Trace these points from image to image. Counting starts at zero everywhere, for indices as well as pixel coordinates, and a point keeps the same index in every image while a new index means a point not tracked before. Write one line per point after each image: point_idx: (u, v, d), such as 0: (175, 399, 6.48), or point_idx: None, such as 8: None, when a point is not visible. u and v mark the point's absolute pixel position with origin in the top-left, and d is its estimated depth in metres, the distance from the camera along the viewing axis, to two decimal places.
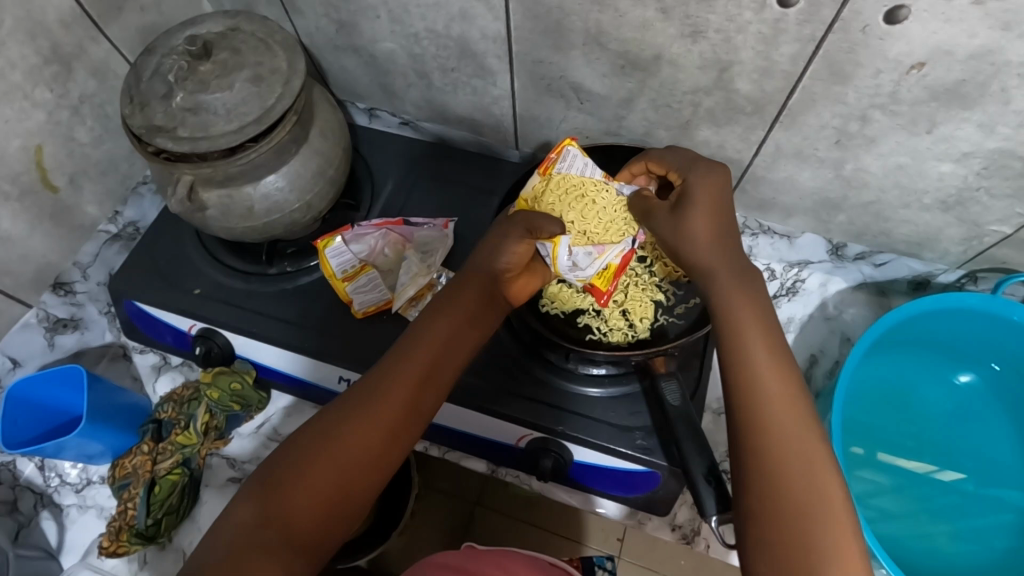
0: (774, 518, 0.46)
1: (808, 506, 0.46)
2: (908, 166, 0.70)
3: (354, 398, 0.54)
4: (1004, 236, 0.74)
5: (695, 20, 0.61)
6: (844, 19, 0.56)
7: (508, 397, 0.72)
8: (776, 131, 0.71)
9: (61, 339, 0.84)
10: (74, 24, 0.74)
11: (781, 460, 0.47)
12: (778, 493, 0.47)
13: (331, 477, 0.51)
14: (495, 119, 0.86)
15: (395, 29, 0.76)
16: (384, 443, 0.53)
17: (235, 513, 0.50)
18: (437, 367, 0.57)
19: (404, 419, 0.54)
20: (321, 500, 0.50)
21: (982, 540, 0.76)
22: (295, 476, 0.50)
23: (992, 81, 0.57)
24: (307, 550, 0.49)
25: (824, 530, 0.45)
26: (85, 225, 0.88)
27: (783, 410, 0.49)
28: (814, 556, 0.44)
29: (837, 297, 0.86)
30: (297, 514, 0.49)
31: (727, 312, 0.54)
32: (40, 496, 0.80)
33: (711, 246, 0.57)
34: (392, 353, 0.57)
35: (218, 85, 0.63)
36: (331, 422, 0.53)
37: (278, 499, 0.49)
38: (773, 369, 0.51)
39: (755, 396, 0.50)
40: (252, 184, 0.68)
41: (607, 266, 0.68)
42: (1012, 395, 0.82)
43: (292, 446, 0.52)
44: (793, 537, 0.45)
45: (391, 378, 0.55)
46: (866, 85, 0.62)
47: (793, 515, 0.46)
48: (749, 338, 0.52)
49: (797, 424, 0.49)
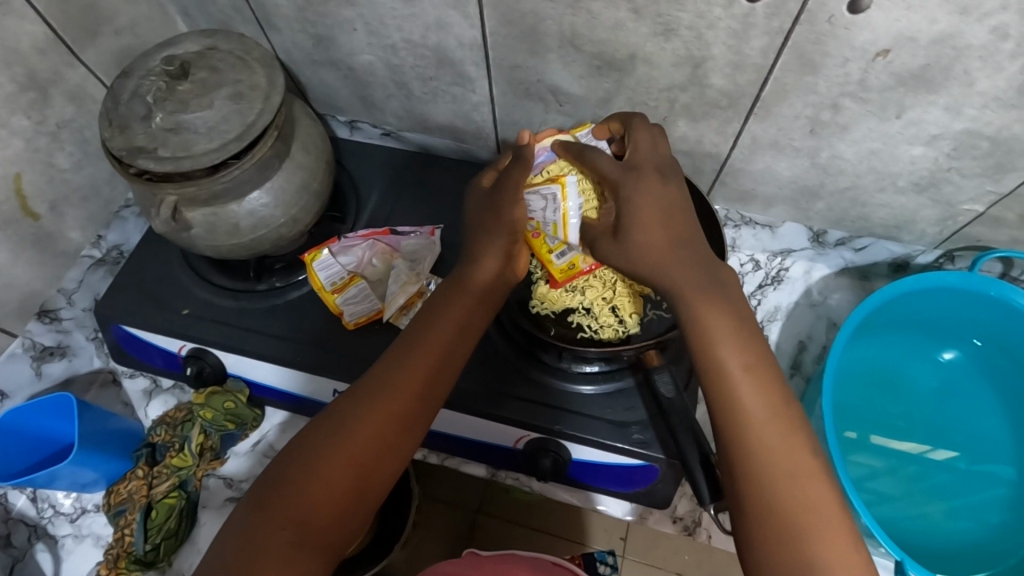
0: (761, 492, 0.48)
1: (793, 474, 0.48)
2: (881, 151, 0.71)
3: (364, 391, 0.55)
4: (977, 214, 0.76)
5: (667, 18, 0.62)
6: (810, 11, 0.58)
7: (504, 399, 0.72)
8: (752, 123, 0.72)
9: (49, 368, 0.84)
10: (49, 49, 0.74)
11: (759, 428, 0.49)
12: (750, 479, 0.49)
13: (345, 475, 0.51)
14: (475, 126, 0.86)
15: (372, 41, 0.77)
16: (397, 435, 0.54)
17: (250, 514, 0.50)
18: (445, 362, 0.58)
19: (413, 412, 0.55)
20: (336, 498, 0.51)
21: (975, 515, 0.77)
22: (310, 476, 0.50)
23: (955, 64, 0.59)
24: (322, 551, 0.49)
25: (801, 513, 0.47)
26: (69, 252, 0.87)
27: (752, 377, 0.51)
28: (795, 526, 0.46)
29: (821, 283, 0.87)
30: (312, 514, 0.50)
31: (657, 274, 0.56)
32: (33, 528, 0.79)
33: (663, 259, 0.56)
34: (397, 347, 0.58)
35: (199, 104, 0.64)
36: (339, 418, 0.53)
37: (289, 500, 0.50)
38: (735, 327, 0.53)
39: (720, 366, 0.51)
40: (236, 202, 0.68)
41: (571, 265, 0.70)
42: (997, 370, 0.84)
43: (304, 445, 0.52)
44: (772, 515, 0.47)
45: (395, 375, 0.55)
46: (835, 75, 0.64)
47: (781, 484, 0.48)
48: (700, 310, 0.53)
49: (770, 407, 0.50)
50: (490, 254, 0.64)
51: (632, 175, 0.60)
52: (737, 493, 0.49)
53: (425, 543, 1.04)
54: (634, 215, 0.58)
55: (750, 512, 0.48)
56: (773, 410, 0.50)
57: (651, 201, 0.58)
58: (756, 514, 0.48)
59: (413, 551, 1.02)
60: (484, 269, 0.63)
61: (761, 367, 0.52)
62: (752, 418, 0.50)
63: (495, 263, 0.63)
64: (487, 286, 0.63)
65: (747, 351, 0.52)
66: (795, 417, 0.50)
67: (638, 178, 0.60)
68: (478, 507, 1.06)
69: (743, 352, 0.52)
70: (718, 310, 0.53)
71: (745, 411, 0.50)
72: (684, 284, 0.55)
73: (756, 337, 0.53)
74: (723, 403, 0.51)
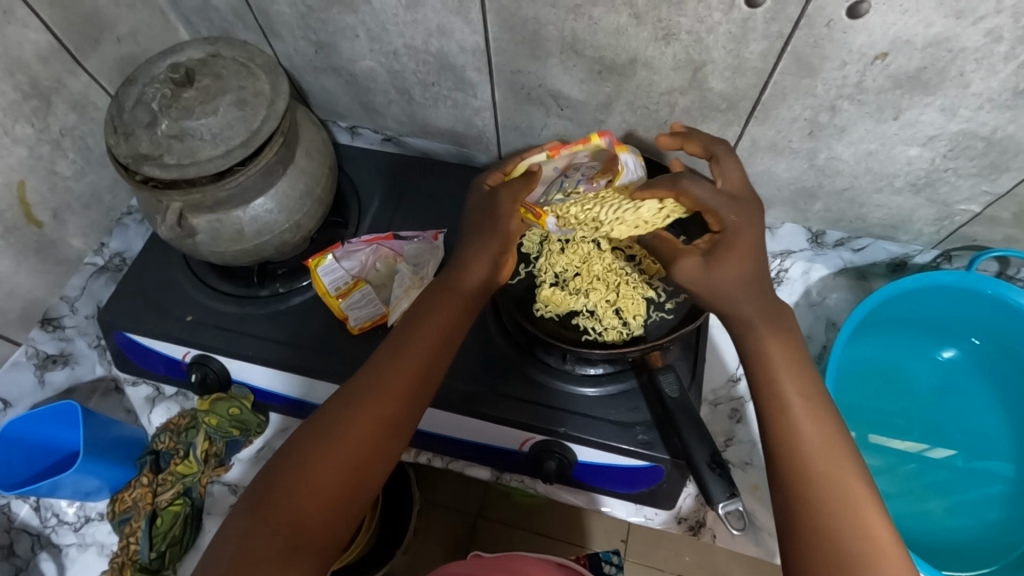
0: (815, 516, 0.48)
1: (847, 501, 0.48)
2: (878, 152, 0.72)
3: (354, 392, 0.55)
4: (973, 214, 0.77)
5: (667, 23, 0.63)
6: (809, 16, 0.59)
7: (499, 399, 0.72)
8: (751, 126, 0.73)
9: (51, 376, 0.83)
10: (52, 58, 0.74)
11: (812, 456, 0.50)
12: (806, 501, 0.49)
13: (338, 477, 0.52)
14: (476, 130, 0.87)
15: (375, 47, 0.77)
16: (386, 435, 0.54)
17: (245, 518, 0.50)
18: (435, 362, 0.58)
19: (402, 412, 0.55)
20: (328, 501, 0.51)
21: (974, 512, 0.78)
22: (301, 477, 0.51)
23: (951, 66, 0.61)
24: (315, 554, 0.50)
25: (856, 537, 0.47)
26: (71, 259, 0.87)
27: (805, 405, 0.52)
28: (849, 549, 0.46)
29: (820, 283, 0.87)
30: (304, 518, 0.50)
31: (726, 296, 0.55)
32: (36, 537, 0.79)
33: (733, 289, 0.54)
34: (386, 349, 0.58)
35: (204, 111, 0.64)
36: (329, 420, 0.54)
37: (280, 502, 0.50)
38: (789, 355, 0.54)
39: (770, 389, 0.53)
40: (240, 207, 0.68)
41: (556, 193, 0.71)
42: (994, 368, 0.85)
43: (296, 447, 0.53)
44: (826, 540, 0.47)
45: (382, 377, 0.56)
46: (834, 77, 0.65)
47: (837, 512, 0.48)
48: (765, 339, 0.54)
49: (823, 431, 0.51)
50: (478, 253, 0.64)
51: (735, 203, 0.56)
52: (788, 513, 0.49)
53: (426, 548, 1.05)
54: (731, 244, 0.55)
55: (802, 535, 0.48)
56: (824, 437, 0.51)
57: (751, 230, 0.56)
58: (810, 534, 0.48)
59: (415, 556, 1.04)
60: (476, 270, 0.63)
61: (814, 399, 0.52)
62: (805, 443, 0.51)
63: (486, 263, 0.63)
64: (474, 283, 0.63)
65: (796, 381, 0.53)
66: (847, 447, 0.51)
67: (738, 205, 0.56)
68: (478, 512, 1.08)
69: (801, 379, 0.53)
70: (782, 342, 0.55)
71: (796, 434, 0.51)
72: (745, 305, 0.55)
73: (802, 362, 0.54)
74: (775, 425, 0.52)
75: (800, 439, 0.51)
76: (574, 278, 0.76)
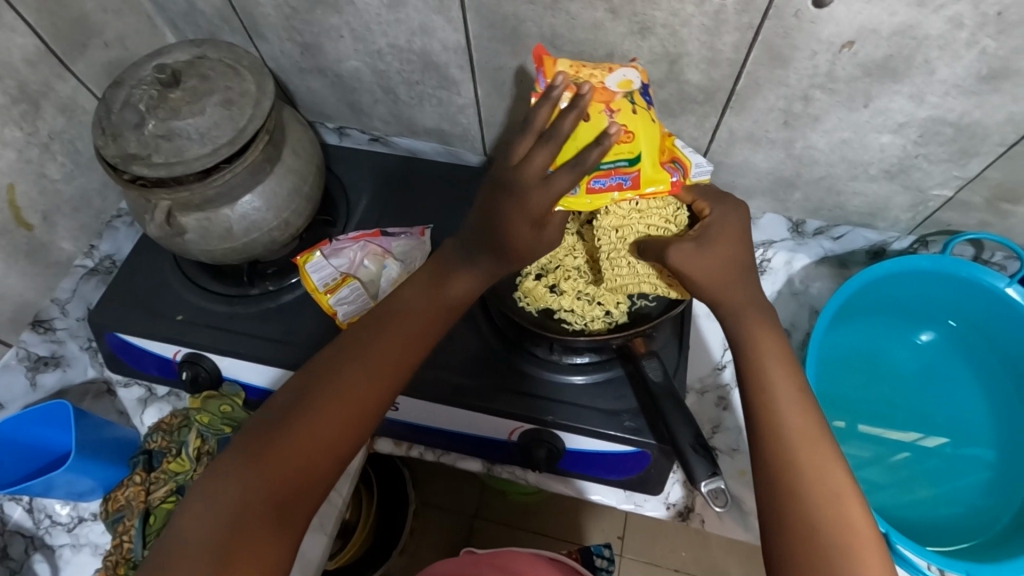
0: (802, 519, 0.49)
1: (831, 502, 0.49)
2: (852, 141, 0.74)
3: (356, 357, 0.55)
4: (946, 199, 0.79)
5: (643, 17, 0.65)
6: (777, 7, 0.61)
7: (495, 392, 0.73)
8: (728, 116, 0.75)
9: (43, 378, 0.84)
10: (40, 62, 0.75)
11: (795, 459, 0.51)
12: (789, 505, 0.50)
13: (332, 439, 0.52)
14: (462, 128, 0.88)
15: (359, 47, 0.79)
16: (379, 403, 0.55)
17: (238, 469, 0.50)
18: (433, 338, 0.59)
19: (398, 382, 0.56)
20: (321, 462, 0.52)
21: (962, 500, 0.79)
22: (297, 437, 0.51)
23: (916, 54, 0.62)
24: (305, 510, 0.51)
25: (839, 537, 0.48)
26: (61, 262, 0.88)
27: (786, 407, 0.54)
28: (834, 549, 0.47)
29: (803, 272, 0.89)
30: (299, 477, 0.51)
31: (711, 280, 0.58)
32: (30, 539, 0.79)
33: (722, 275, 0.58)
34: (389, 319, 0.58)
35: (190, 111, 0.65)
36: (327, 381, 0.54)
37: (276, 459, 0.50)
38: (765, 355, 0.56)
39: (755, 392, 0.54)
40: (228, 206, 0.69)
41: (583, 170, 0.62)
42: (974, 353, 0.86)
43: (293, 403, 0.53)
44: (811, 542, 0.48)
45: (383, 346, 0.56)
46: (805, 67, 0.67)
47: (822, 514, 0.49)
48: (743, 339, 0.57)
49: (802, 429, 0.52)
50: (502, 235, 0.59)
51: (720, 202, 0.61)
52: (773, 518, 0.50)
53: (422, 549, 1.06)
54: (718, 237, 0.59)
55: (786, 537, 0.49)
56: (802, 434, 0.52)
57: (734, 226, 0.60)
58: (798, 536, 0.48)
59: (413, 555, 1.05)
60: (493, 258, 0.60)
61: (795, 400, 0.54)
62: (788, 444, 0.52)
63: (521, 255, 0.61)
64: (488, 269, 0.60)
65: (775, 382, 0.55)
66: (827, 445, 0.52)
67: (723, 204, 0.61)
68: (476, 512, 1.09)
69: (788, 377, 0.55)
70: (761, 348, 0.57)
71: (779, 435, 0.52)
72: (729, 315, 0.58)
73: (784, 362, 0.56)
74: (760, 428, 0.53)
75: (783, 441, 0.52)
76: (555, 271, 0.73)
